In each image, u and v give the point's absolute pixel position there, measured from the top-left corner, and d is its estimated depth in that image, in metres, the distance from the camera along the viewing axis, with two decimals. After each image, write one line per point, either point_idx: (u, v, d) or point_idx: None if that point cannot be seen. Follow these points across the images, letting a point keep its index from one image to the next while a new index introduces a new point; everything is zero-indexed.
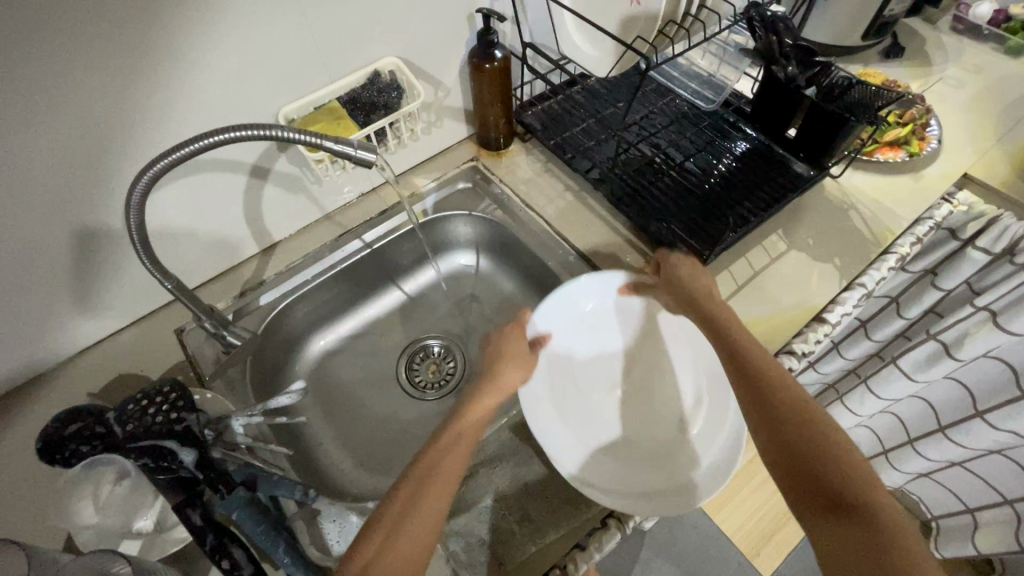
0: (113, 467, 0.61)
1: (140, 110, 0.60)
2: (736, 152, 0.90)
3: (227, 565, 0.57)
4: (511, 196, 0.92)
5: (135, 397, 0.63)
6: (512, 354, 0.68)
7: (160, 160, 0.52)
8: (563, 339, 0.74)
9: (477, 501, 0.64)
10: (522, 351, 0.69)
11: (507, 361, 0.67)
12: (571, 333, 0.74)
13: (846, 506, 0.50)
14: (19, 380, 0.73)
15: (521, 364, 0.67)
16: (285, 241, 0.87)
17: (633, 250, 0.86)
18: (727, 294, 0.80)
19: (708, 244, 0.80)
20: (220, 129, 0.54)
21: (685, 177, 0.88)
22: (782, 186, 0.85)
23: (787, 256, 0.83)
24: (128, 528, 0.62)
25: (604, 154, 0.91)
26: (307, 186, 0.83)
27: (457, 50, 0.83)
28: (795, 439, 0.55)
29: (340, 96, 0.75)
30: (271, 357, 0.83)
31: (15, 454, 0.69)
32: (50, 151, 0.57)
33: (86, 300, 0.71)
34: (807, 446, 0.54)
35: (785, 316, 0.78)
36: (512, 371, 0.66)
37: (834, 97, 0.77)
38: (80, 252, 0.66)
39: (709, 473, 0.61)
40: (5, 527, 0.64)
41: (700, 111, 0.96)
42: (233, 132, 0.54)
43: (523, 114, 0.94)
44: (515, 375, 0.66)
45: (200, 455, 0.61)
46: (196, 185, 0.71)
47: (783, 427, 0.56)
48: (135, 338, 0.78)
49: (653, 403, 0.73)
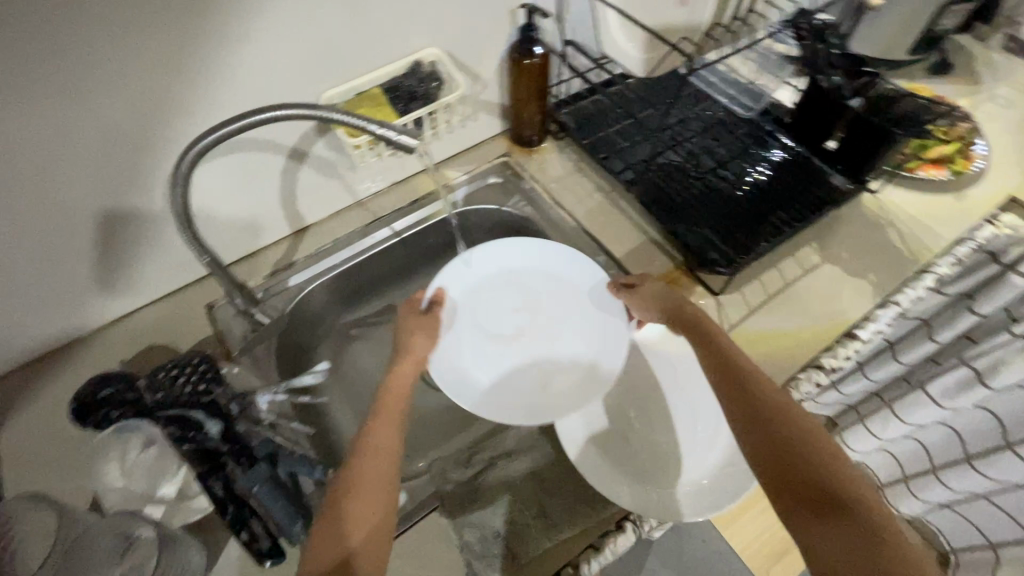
0: (141, 433, 0.63)
1: (191, 87, 0.62)
2: (772, 162, 0.89)
3: (246, 536, 0.59)
4: (542, 193, 0.92)
5: (167, 365, 0.68)
6: (409, 326, 0.69)
7: (215, 131, 0.54)
8: (476, 300, 0.78)
9: (494, 493, 0.64)
10: (421, 321, 0.70)
11: (409, 334, 0.69)
12: (484, 296, 0.78)
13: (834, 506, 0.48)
14: (58, 344, 0.75)
15: (425, 332, 0.69)
16: (316, 224, 0.88)
17: (663, 254, 0.85)
18: (757, 303, 0.79)
19: (739, 251, 0.79)
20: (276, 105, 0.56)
21: (718, 184, 0.87)
22: (818, 197, 0.83)
23: (822, 269, 0.82)
24: (152, 493, 0.62)
25: (638, 156, 0.91)
26: (342, 171, 0.84)
27: (497, 44, 0.83)
28: (779, 438, 0.53)
29: (380, 84, 0.75)
30: (298, 338, 0.83)
31: (50, 414, 0.71)
32: (104, 121, 0.59)
33: (124, 271, 0.73)
34: (790, 447, 0.52)
35: (815, 329, 0.76)
36: (415, 340, 0.68)
37: (880, 109, 0.77)
38: (124, 223, 0.68)
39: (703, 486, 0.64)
40: (38, 484, 0.66)
41: (738, 118, 0.95)
42: (288, 110, 0.56)
43: (558, 112, 0.94)
44: (420, 345, 0.67)
45: (225, 428, 0.65)
46: (236, 163, 0.72)
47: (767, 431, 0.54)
48: (168, 310, 0.80)
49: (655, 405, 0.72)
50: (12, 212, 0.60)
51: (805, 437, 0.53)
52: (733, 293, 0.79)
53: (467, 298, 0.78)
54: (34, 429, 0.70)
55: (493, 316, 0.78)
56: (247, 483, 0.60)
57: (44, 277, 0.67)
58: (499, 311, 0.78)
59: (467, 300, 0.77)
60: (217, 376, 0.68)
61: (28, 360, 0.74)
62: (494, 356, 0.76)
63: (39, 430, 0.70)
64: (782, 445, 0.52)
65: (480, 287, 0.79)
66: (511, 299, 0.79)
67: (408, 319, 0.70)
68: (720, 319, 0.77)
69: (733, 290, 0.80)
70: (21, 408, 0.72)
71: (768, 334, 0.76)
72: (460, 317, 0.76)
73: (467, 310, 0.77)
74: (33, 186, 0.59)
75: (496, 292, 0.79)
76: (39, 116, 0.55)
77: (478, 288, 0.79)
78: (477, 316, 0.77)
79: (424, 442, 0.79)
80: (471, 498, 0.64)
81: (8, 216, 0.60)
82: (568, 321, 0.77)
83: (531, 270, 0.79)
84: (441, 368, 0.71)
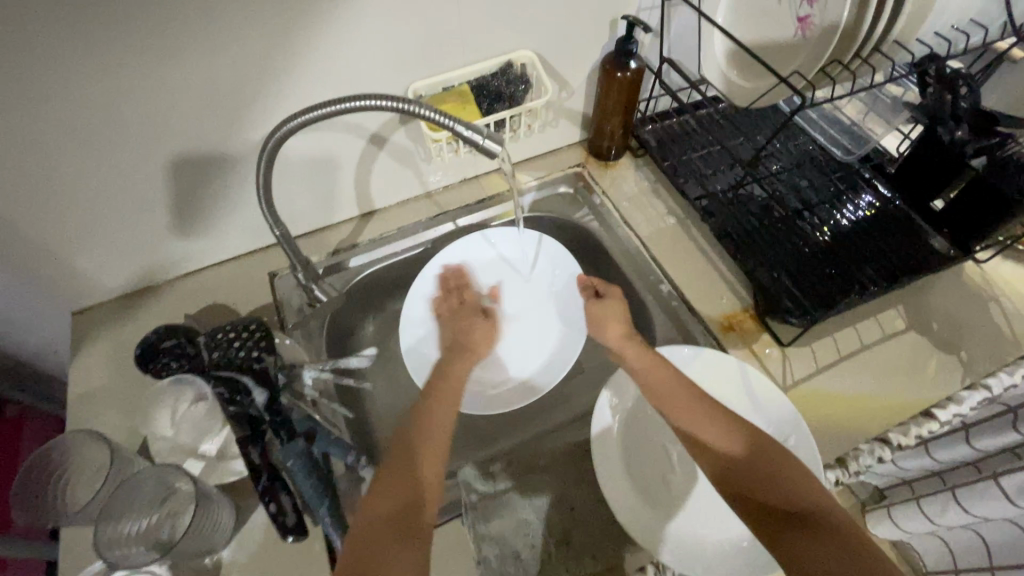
0: (193, 387, 0.67)
1: (290, 63, 0.64)
2: (865, 212, 0.82)
3: (274, 509, 0.60)
4: (610, 209, 0.89)
5: (227, 327, 0.68)
6: (475, 330, 0.80)
7: (302, 115, 0.55)
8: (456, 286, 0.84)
9: (522, 512, 0.62)
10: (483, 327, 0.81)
11: (481, 338, 0.80)
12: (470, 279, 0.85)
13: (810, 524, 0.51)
14: (132, 288, 0.80)
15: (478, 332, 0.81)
16: (384, 209, 0.89)
17: (731, 292, 0.80)
18: (827, 361, 0.73)
19: (817, 303, 0.74)
20: (363, 95, 0.56)
21: (801, 226, 0.82)
22: (913, 259, 0.77)
23: (906, 336, 0.75)
24: (195, 447, 0.66)
25: (718, 186, 0.87)
26: (417, 162, 0.84)
27: (592, 53, 0.81)
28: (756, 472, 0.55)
29: (469, 81, 0.75)
30: (349, 317, 0.85)
31: (115, 353, 0.76)
32: (208, 86, 0.62)
33: (202, 228, 0.77)
34: (757, 472, 0.55)
35: (887, 402, 0.70)
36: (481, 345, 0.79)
37: (1006, 175, 0.67)
38: (209, 182, 0.72)
39: (718, 545, 0.59)
40: (97, 416, 0.71)
41: (834, 160, 0.88)
42: (374, 102, 0.56)
43: (641, 129, 0.92)
44: (481, 348, 0.79)
45: (270, 398, 0.64)
46: (320, 142, 0.74)
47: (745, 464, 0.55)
48: (233, 271, 0.83)
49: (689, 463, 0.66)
50: (114, 158, 0.64)
51: (773, 454, 0.56)
52: (803, 346, 0.74)
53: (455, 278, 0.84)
54: (101, 364, 0.75)
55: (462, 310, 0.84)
56: (282, 456, 0.61)
57: (131, 223, 0.71)
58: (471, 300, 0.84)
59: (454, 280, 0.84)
60: (271, 346, 0.67)
61: (106, 299, 0.79)
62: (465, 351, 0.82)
63: (104, 365, 0.75)
64: (752, 464, 0.55)
65: (470, 269, 0.85)
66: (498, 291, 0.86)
67: (465, 317, 0.82)
68: (782, 374, 0.72)
69: (803, 342, 0.75)
70: (92, 342, 0.76)
71: (833, 395, 0.71)
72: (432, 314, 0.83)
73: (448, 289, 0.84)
74: (136, 136, 0.63)
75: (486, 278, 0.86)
76: (153, 75, 0.58)
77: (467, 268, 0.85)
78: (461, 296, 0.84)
79: (456, 442, 0.78)
80: (498, 510, 0.62)
81: (110, 161, 0.64)
82: (541, 329, 0.85)
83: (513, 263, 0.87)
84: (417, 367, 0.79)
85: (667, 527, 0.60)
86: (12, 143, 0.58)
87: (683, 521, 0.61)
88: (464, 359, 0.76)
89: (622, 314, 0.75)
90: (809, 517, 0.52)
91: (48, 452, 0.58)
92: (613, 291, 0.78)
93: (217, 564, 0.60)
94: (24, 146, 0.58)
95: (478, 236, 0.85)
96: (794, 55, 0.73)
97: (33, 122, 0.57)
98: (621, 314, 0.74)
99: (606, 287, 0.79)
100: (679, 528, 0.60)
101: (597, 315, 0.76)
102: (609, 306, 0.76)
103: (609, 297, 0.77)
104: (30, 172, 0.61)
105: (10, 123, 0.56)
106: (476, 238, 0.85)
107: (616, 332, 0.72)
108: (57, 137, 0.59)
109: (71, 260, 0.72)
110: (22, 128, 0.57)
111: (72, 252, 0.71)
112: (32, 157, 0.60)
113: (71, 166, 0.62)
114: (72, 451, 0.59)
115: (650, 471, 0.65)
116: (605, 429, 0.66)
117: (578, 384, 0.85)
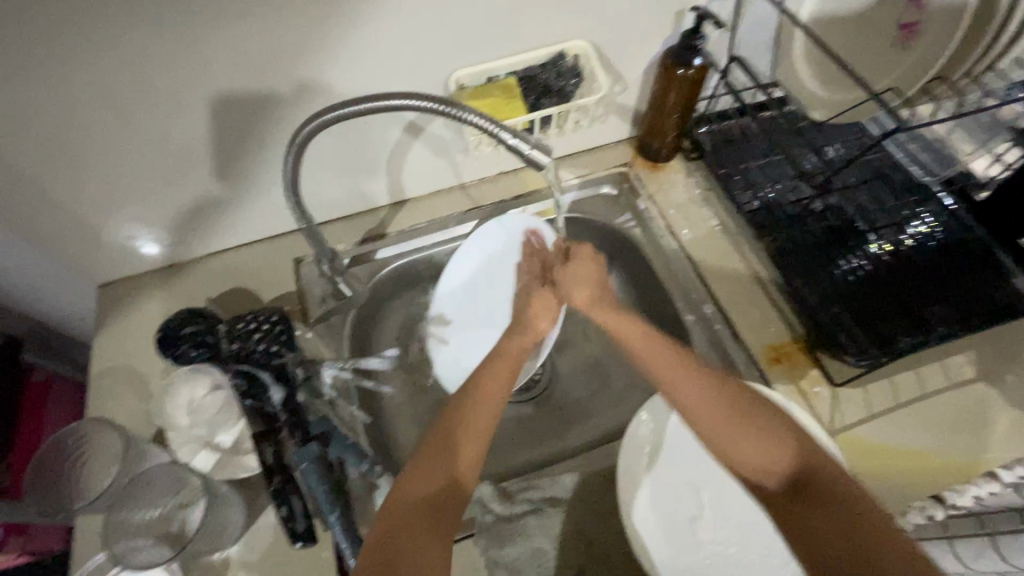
0: (210, 375, 0.65)
1: (329, 42, 0.60)
2: (941, 242, 0.74)
3: (284, 513, 0.58)
4: (656, 216, 0.83)
5: (247, 317, 0.67)
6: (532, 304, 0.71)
7: (335, 109, 0.52)
8: (475, 278, 0.79)
9: (536, 539, 0.60)
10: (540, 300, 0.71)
11: (532, 312, 0.71)
12: (493, 270, 0.79)
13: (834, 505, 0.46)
14: (158, 263, 0.79)
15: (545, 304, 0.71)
16: (415, 199, 0.84)
17: (781, 319, 0.74)
18: (883, 408, 0.67)
19: (876, 342, 0.67)
20: (398, 94, 0.51)
21: (866, 254, 0.74)
22: (996, 302, 0.68)
23: (972, 387, 0.69)
24: (210, 438, 0.65)
25: (777, 199, 0.80)
26: (454, 153, 0.79)
27: (653, 44, 0.74)
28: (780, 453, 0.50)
29: (516, 71, 0.70)
30: (372, 312, 0.82)
31: (138, 330, 0.75)
32: (240, 60, 0.59)
33: (227, 206, 0.75)
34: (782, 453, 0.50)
35: (945, 461, 0.64)
36: (539, 318, 0.70)
37: None
38: (237, 159, 0.69)
39: None
40: (118, 395, 0.70)
41: (913, 181, 0.80)
42: (411, 100, 0.51)
43: (697, 129, 0.85)
44: (540, 322, 0.70)
45: (287, 396, 0.62)
46: (353, 127, 0.69)
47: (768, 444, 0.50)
48: (258, 255, 0.81)
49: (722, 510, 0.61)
50: (140, 128, 0.62)
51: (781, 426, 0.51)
52: (856, 388, 0.68)
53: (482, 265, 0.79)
54: (122, 342, 0.74)
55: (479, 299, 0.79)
56: (296, 459, 0.58)
57: (157, 195, 0.70)
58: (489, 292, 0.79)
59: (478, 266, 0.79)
60: (290, 341, 0.66)
61: (132, 274, 0.79)
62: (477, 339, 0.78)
63: (124, 342, 0.74)
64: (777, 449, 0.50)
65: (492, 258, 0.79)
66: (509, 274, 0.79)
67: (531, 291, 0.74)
68: (830, 416, 0.67)
69: (857, 384, 0.69)
70: (115, 318, 0.76)
71: (885, 447, 0.65)
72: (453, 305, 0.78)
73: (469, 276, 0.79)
74: (164, 106, 0.60)
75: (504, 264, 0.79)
76: (187, 46, 0.56)
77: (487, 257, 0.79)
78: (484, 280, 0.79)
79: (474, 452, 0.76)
80: (512, 535, 0.59)
81: (137, 131, 0.62)
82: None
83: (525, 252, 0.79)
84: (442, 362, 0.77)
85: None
86: (38, 106, 0.56)
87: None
88: (523, 333, 0.68)
89: (594, 277, 0.69)
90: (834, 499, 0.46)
91: (63, 439, 0.58)
92: (581, 252, 0.70)
93: (225, 562, 0.60)
94: (51, 110, 0.57)
95: (494, 224, 0.78)
96: (889, 69, 0.66)
97: (60, 87, 0.55)
98: (590, 277, 0.68)
99: (574, 248, 0.71)
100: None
101: (573, 279, 0.69)
102: (578, 267, 0.69)
103: (575, 260, 0.70)
104: (58, 138, 0.60)
105: (39, 87, 0.54)
106: (490, 225, 0.78)
107: (580, 295, 0.67)
108: (83, 103, 0.57)
109: (98, 230, 0.71)
110: (49, 91, 0.55)
111: (98, 222, 0.70)
112: (58, 122, 0.58)
113: (97, 133, 0.61)
114: (88, 438, 0.59)
115: (676, 510, 0.61)
116: (633, 460, 0.62)
117: (605, 401, 0.80)
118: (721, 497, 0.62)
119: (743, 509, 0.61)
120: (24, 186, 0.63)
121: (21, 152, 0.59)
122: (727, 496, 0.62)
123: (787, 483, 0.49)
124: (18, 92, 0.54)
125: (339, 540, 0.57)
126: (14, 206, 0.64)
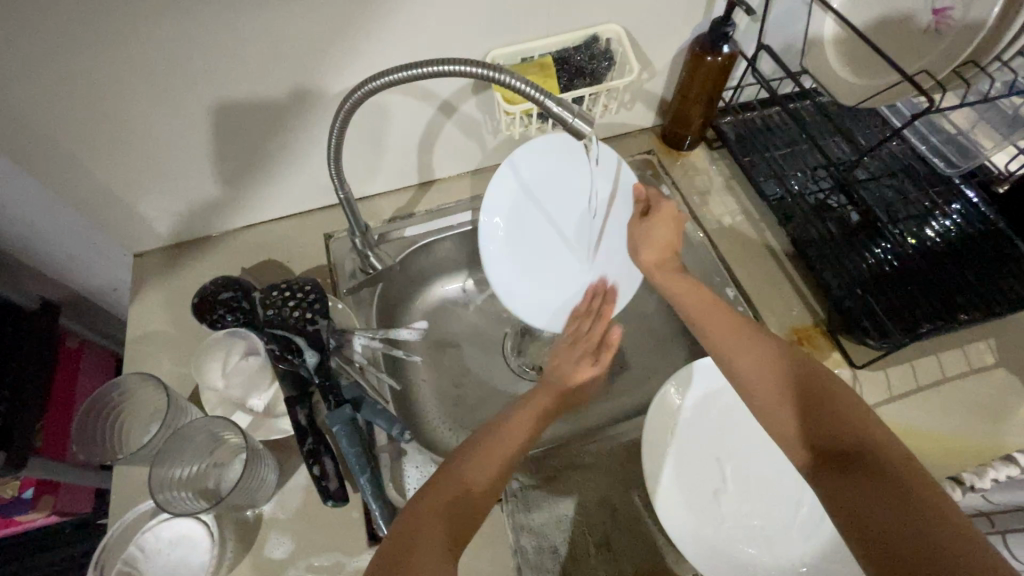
0: (245, 341, 0.67)
1: (372, 17, 0.61)
2: (960, 231, 0.75)
3: (318, 472, 0.59)
4: (679, 201, 0.85)
5: (283, 285, 0.66)
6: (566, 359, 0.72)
7: (389, 75, 0.53)
8: (521, 223, 0.74)
9: (560, 506, 0.61)
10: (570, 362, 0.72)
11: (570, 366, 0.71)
12: (528, 204, 0.73)
13: (878, 478, 0.45)
14: (192, 235, 0.81)
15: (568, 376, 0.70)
16: (444, 180, 0.86)
17: (802, 305, 0.75)
18: (903, 390, 0.69)
19: (898, 326, 0.68)
20: (463, 60, 0.53)
21: (890, 242, 0.75)
22: (1018, 290, 0.69)
23: (993, 373, 0.70)
24: (243, 401, 0.67)
25: (799, 187, 0.81)
26: (483, 135, 0.81)
27: (683, 32, 0.76)
28: (843, 426, 0.49)
29: (550, 54, 0.72)
30: (400, 288, 0.84)
31: (172, 299, 0.77)
32: (285, 36, 0.60)
33: (261, 182, 0.77)
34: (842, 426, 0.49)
35: (964, 442, 0.65)
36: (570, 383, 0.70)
37: None
38: (276, 135, 0.71)
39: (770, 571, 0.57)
40: (153, 358, 0.72)
41: (933, 173, 0.81)
42: (472, 68, 0.53)
43: (721, 119, 0.87)
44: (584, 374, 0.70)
45: (321, 361, 0.62)
46: (387, 104, 0.71)
47: (829, 419, 0.50)
48: (290, 230, 0.83)
49: (746, 484, 0.63)
50: (182, 103, 0.63)
51: (823, 397, 0.51)
52: (876, 370, 0.70)
53: (516, 207, 0.73)
54: (156, 310, 0.76)
55: (535, 240, 0.75)
56: (330, 421, 0.60)
57: (194, 170, 0.71)
58: (541, 227, 0.75)
59: (516, 204, 0.73)
60: (325, 309, 0.65)
61: (165, 245, 0.81)
62: (549, 281, 0.76)
63: (159, 309, 0.76)
64: (834, 428, 0.50)
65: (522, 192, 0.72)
66: (540, 211, 0.74)
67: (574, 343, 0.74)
68: None
69: (877, 366, 0.70)
70: (148, 286, 0.78)
71: (907, 428, 0.66)
72: (511, 261, 0.74)
73: (509, 224, 0.73)
74: (208, 83, 0.62)
75: (535, 196, 0.73)
76: (235, 23, 0.57)
77: (513, 206, 0.73)
78: (523, 219, 0.74)
79: None
80: (538, 502, 0.61)
81: (179, 107, 0.63)
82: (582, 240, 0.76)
83: (544, 170, 0.72)
84: (531, 315, 0.76)
85: (711, 550, 0.58)
86: (85, 77, 0.57)
87: (729, 546, 0.58)
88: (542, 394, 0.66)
89: (669, 238, 0.72)
90: (877, 475, 0.45)
91: (107, 392, 0.60)
92: (661, 210, 0.72)
93: (258, 518, 0.61)
94: (100, 86, 0.58)
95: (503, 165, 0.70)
96: (923, 55, 0.67)
97: (110, 62, 0.56)
98: (666, 239, 0.72)
99: (656, 203, 0.73)
100: (725, 553, 0.58)
101: (646, 238, 0.73)
102: (656, 226, 0.72)
103: (654, 217, 0.72)
104: (104, 111, 0.61)
105: (91, 62, 0.56)
106: (502, 170, 0.70)
107: (649, 257, 0.72)
108: (127, 76, 0.58)
109: (136, 202, 0.73)
110: (97, 67, 0.56)
111: (134, 194, 0.71)
112: (105, 95, 0.59)
113: (142, 109, 0.62)
114: (130, 392, 0.61)
115: (699, 482, 0.62)
116: (657, 429, 0.64)
117: (626, 383, 0.82)
118: (744, 470, 0.63)
119: (764, 483, 0.62)
120: (69, 158, 0.65)
121: (66, 122, 0.61)
122: (749, 470, 0.63)
123: (841, 461, 0.48)
124: (69, 65, 0.56)
125: (370, 500, 0.59)
126: (59, 176, 0.66)
